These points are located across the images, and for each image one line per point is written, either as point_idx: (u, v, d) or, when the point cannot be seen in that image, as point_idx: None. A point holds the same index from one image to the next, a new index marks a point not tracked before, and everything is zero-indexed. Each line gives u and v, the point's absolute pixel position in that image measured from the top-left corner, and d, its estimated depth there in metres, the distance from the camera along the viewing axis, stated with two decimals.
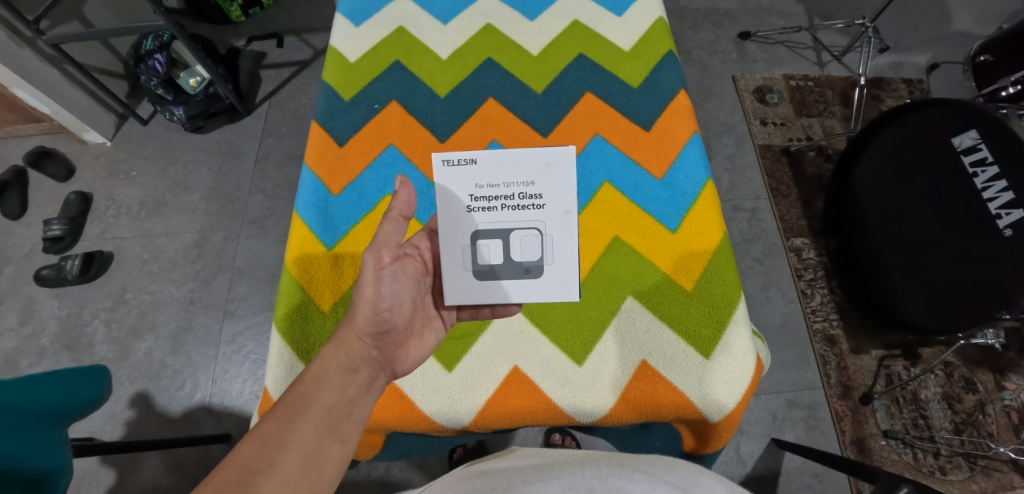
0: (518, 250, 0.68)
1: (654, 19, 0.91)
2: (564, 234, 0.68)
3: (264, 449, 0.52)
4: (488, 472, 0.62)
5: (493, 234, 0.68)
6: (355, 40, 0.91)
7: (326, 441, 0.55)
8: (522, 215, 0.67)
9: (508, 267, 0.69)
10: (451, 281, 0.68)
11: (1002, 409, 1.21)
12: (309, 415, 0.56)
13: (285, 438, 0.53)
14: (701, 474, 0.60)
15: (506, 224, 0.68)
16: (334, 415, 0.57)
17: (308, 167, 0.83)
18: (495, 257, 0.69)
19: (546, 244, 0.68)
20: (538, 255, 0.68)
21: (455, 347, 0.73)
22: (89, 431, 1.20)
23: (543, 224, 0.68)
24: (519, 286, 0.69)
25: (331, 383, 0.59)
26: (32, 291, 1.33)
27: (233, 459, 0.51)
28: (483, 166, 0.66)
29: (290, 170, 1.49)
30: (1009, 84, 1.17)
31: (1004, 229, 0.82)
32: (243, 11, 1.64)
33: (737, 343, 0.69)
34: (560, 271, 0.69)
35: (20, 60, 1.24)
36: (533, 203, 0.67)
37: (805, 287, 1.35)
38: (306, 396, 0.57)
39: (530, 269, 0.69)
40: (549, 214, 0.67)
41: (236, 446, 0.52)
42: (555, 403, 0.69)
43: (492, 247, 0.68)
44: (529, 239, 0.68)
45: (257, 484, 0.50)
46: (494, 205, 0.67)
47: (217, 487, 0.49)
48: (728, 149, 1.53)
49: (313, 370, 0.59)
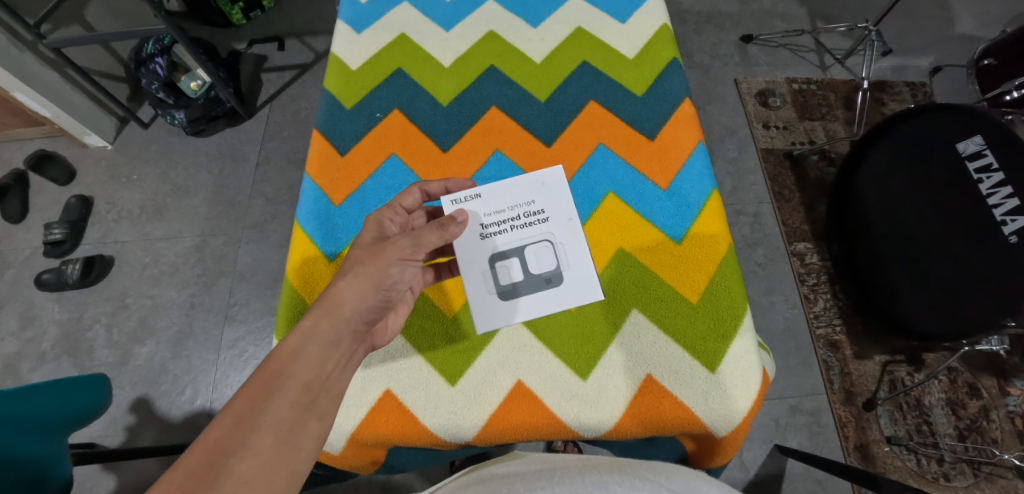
0: (533, 262, 0.71)
1: (658, 26, 0.91)
2: (573, 240, 0.72)
3: (236, 430, 0.50)
4: (490, 478, 0.61)
5: (510, 253, 0.71)
6: (357, 47, 0.91)
7: (302, 419, 0.53)
8: (531, 232, 0.72)
9: (529, 280, 0.70)
10: (477, 306, 0.70)
11: (1006, 414, 1.20)
12: (284, 393, 0.53)
13: (256, 418, 0.50)
14: (702, 480, 0.59)
15: (520, 242, 0.72)
16: (312, 392, 0.54)
17: (310, 177, 0.82)
18: (518, 274, 0.70)
19: (560, 252, 0.72)
20: (555, 263, 0.71)
21: (459, 360, 0.70)
22: (90, 436, 1.20)
23: (552, 233, 0.72)
24: (545, 298, 0.70)
25: (309, 359, 0.55)
26: (33, 295, 1.33)
27: (203, 441, 0.48)
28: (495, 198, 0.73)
29: (291, 174, 1.48)
30: (1013, 89, 1.17)
31: (1010, 236, 0.81)
32: (244, 14, 1.64)
33: (743, 356, 0.69)
34: (583, 278, 0.71)
35: (21, 63, 1.23)
36: (537, 219, 0.73)
37: (808, 292, 1.34)
38: (280, 373, 0.54)
39: (550, 278, 0.71)
40: (554, 223, 0.73)
41: (206, 428, 0.49)
42: (559, 418, 0.68)
43: (510, 265, 0.71)
44: (542, 251, 0.71)
45: (230, 466, 0.48)
46: (504, 228, 0.72)
47: (187, 472, 0.46)
48: (731, 153, 1.52)
49: (291, 346, 0.55)
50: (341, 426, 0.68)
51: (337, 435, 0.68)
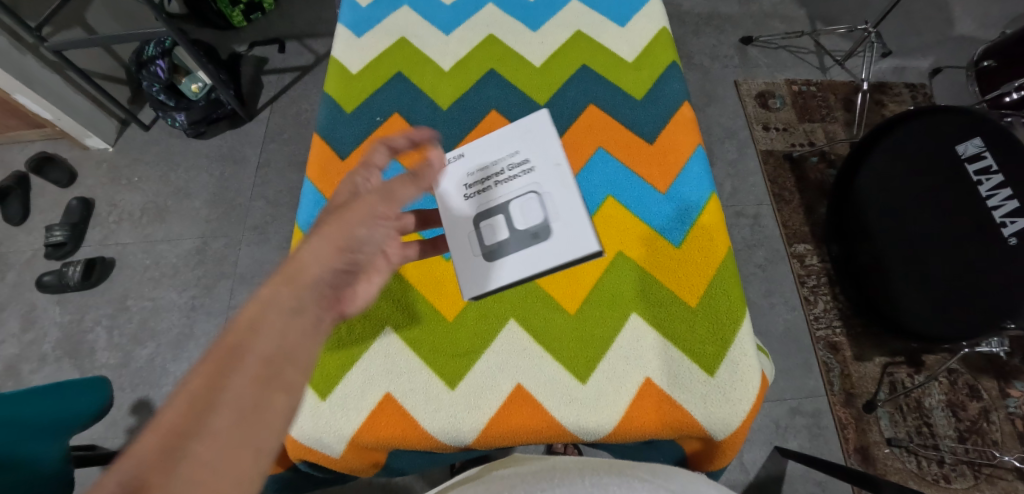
0: (518, 216, 0.65)
1: (658, 29, 0.91)
2: (560, 186, 0.65)
3: (190, 412, 0.38)
4: (491, 479, 0.61)
5: (495, 210, 0.66)
6: (357, 51, 0.91)
7: (267, 393, 0.41)
8: (517, 185, 0.67)
9: (516, 235, 0.64)
10: (463, 269, 0.66)
11: (1006, 416, 1.20)
12: (243, 366, 0.41)
13: (216, 396, 0.39)
14: (700, 481, 0.59)
15: (506, 196, 0.67)
16: (277, 363, 0.43)
17: (310, 181, 0.82)
18: (504, 229, 0.65)
19: (546, 201, 0.65)
20: (541, 215, 0.64)
21: (458, 363, 0.69)
22: (90, 438, 1.20)
23: (538, 182, 0.66)
24: (533, 253, 0.63)
25: (270, 326, 0.43)
26: (34, 297, 1.33)
27: (150, 429, 0.37)
28: (479, 157, 0.70)
29: (292, 176, 1.49)
30: (1013, 91, 1.16)
31: (1009, 238, 0.81)
32: (245, 16, 1.64)
33: (742, 359, 0.69)
34: (575, 224, 0.63)
35: (23, 65, 1.24)
36: (522, 170, 0.67)
37: (808, 294, 1.35)
38: (237, 343, 0.42)
39: (538, 230, 0.64)
40: (539, 172, 0.66)
41: (155, 412, 0.38)
42: (559, 422, 0.66)
43: (495, 222, 0.65)
44: (528, 203, 0.65)
45: (189, 452, 0.37)
46: (488, 185, 0.68)
47: (128, 474, 0.35)
48: (730, 155, 1.52)
49: (247, 315, 0.43)
50: (340, 430, 0.66)
51: (337, 438, 0.66)
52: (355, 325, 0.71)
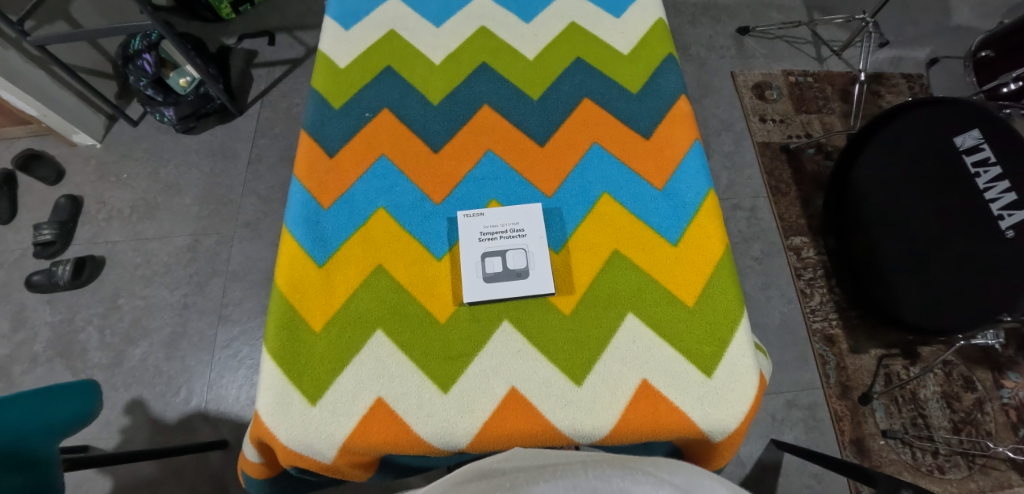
0: (507, 260, 0.72)
1: (653, 21, 0.90)
2: (543, 250, 0.73)
3: None
4: (492, 472, 0.57)
5: (488, 252, 0.73)
6: (345, 44, 0.89)
7: None
8: (508, 241, 0.74)
9: (501, 275, 0.71)
10: (455, 293, 0.71)
11: (1000, 407, 1.21)
12: None
13: None
14: (707, 476, 0.55)
15: (497, 246, 0.73)
16: None
17: (298, 179, 0.79)
18: (493, 269, 0.71)
19: (531, 259, 0.72)
20: (524, 264, 0.72)
21: (452, 366, 0.67)
22: (84, 439, 1.18)
23: (526, 244, 0.73)
24: (513, 291, 0.70)
25: None
26: (24, 297, 1.30)
27: None
28: (486, 213, 0.75)
29: (283, 171, 1.47)
30: (1011, 81, 1.15)
31: (1005, 230, 0.79)
32: (233, 8, 1.61)
33: (739, 359, 0.68)
34: (549, 276, 0.72)
35: (5, 60, 1.20)
36: (516, 232, 0.74)
37: (805, 286, 1.34)
38: None
39: (520, 271, 0.72)
40: (531, 236, 0.74)
41: None
42: (555, 426, 0.65)
43: (492, 263, 0.72)
44: (516, 255, 0.72)
45: None
46: (492, 237, 0.74)
47: None
48: (727, 147, 1.51)
49: None
50: (332, 435, 0.64)
51: (327, 443, 0.64)
52: (345, 328, 0.69)
